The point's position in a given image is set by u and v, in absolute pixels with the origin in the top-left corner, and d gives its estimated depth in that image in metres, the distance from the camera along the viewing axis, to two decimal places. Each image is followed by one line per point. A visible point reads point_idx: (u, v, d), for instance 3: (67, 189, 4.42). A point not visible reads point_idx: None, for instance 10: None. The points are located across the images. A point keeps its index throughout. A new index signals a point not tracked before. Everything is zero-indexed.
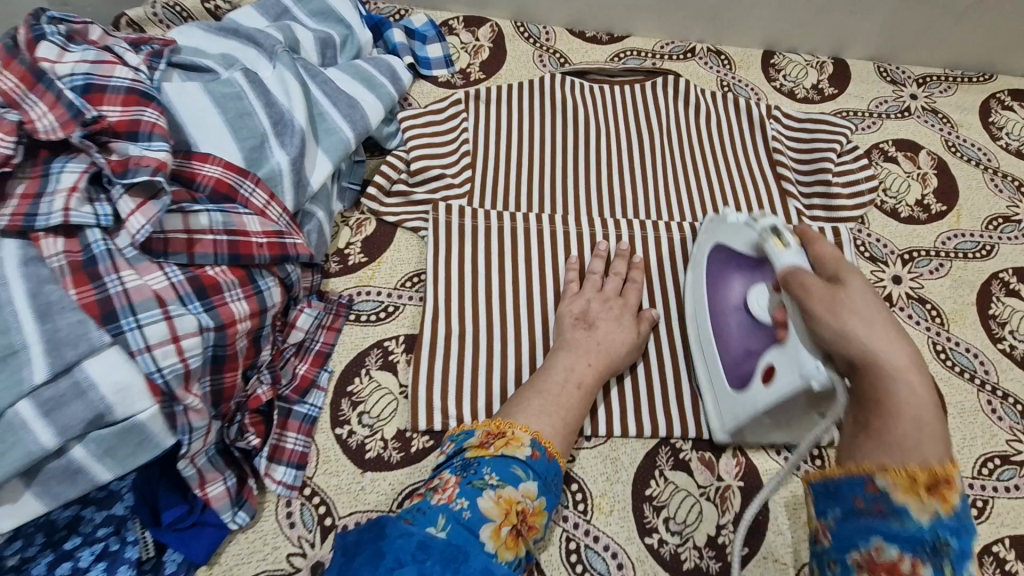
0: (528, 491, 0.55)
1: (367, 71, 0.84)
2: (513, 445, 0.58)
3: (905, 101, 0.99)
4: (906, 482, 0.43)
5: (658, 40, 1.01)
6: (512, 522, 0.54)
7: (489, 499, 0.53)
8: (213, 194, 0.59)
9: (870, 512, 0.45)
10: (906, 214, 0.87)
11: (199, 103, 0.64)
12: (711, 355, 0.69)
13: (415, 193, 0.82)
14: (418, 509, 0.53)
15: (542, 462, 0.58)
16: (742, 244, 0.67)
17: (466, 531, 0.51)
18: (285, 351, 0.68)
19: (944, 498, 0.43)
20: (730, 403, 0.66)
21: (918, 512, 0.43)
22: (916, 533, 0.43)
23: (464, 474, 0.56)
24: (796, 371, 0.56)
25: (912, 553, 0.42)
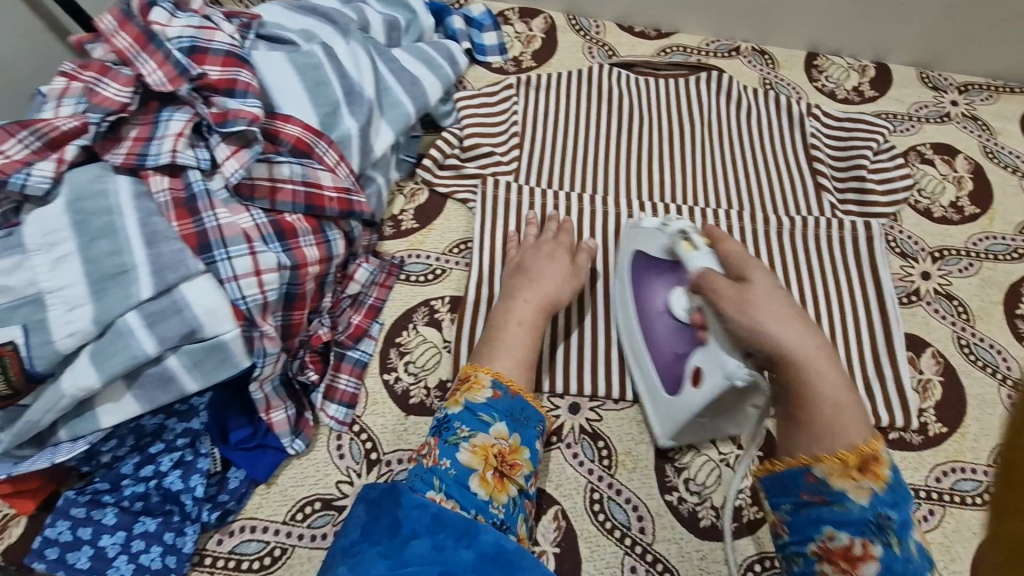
0: (500, 432, 0.60)
1: (428, 53, 0.90)
2: (475, 389, 0.62)
3: (945, 107, 1.00)
4: (841, 467, 0.50)
5: (704, 38, 1.05)
6: (493, 465, 0.58)
7: (467, 451, 0.58)
8: (293, 151, 0.65)
9: (815, 501, 0.51)
10: (939, 214, 0.89)
11: (282, 71, 0.71)
12: (645, 364, 0.71)
13: (466, 168, 0.88)
14: (414, 477, 0.57)
15: (504, 401, 0.62)
16: (657, 249, 0.70)
17: (460, 486, 0.56)
18: (343, 301, 0.74)
19: (875, 475, 0.50)
20: (668, 408, 0.68)
21: (856, 494, 0.50)
22: (860, 515, 0.49)
23: (438, 432, 0.60)
24: (719, 372, 0.59)
25: (861, 535, 0.49)
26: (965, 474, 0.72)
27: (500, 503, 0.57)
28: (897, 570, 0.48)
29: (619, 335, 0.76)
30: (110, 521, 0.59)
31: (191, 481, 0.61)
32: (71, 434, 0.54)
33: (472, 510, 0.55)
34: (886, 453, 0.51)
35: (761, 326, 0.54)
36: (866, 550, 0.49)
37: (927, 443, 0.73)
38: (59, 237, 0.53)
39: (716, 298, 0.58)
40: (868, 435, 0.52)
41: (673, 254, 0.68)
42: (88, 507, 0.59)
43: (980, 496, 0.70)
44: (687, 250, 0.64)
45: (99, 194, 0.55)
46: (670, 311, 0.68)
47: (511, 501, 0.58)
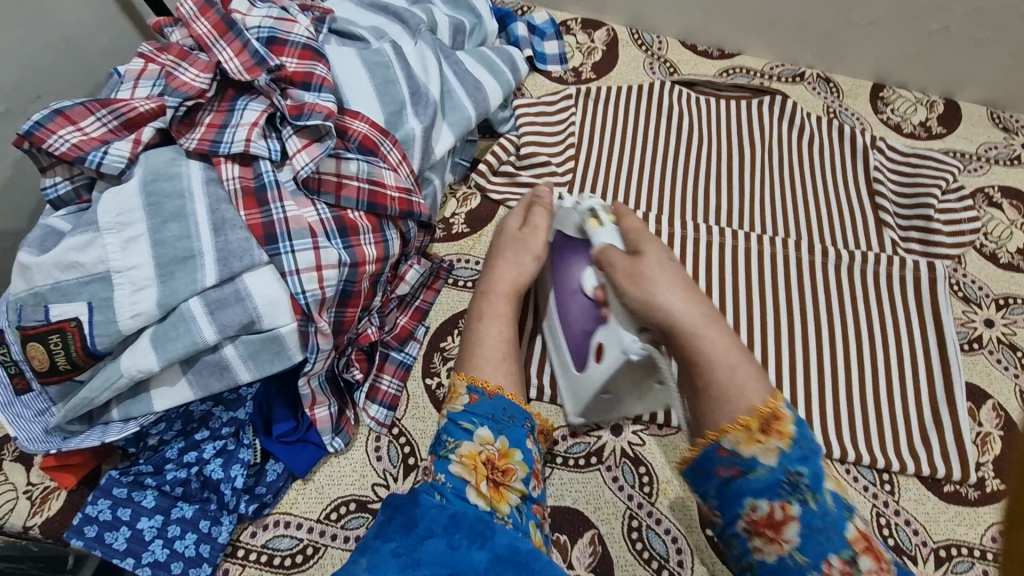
0: (484, 439, 0.58)
1: (491, 58, 0.90)
2: (450, 400, 0.61)
3: (1016, 149, 0.97)
4: (745, 433, 0.52)
5: (768, 61, 1.03)
6: (486, 473, 0.56)
7: (456, 464, 0.57)
8: (360, 147, 0.65)
9: (731, 474, 0.53)
10: (1006, 260, 0.86)
11: (353, 67, 0.71)
12: (557, 340, 0.71)
13: (521, 175, 0.87)
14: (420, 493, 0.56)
15: (482, 403, 0.60)
16: (569, 227, 0.69)
17: (459, 498, 0.54)
18: (391, 301, 0.73)
19: (779, 432, 0.52)
20: (575, 382, 0.69)
21: (765, 455, 0.51)
22: (772, 476, 0.51)
23: (433, 450, 0.59)
24: (617, 346, 0.62)
25: (777, 497, 0.50)
26: None
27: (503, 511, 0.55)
28: (815, 525, 0.49)
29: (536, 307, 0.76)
30: (149, 503, 0.59)
31: (231, 471, 0.61)
32: (122, 415, 0.54)
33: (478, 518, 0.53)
34: (786, 409, 0.53)
35: (658, 302, 0.58)
36: (786, 512, 0.50)
37: (984, 499, 0.70)
38: (132, 218, 0.53)
39: (613, 275, 0.61)
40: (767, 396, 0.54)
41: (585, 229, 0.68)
42: (130, 488, 0.59)
43: None
44: (595, 227, 0.66)
45: (173, 177, 0.55)
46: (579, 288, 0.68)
47: (515, 508, 0.56)
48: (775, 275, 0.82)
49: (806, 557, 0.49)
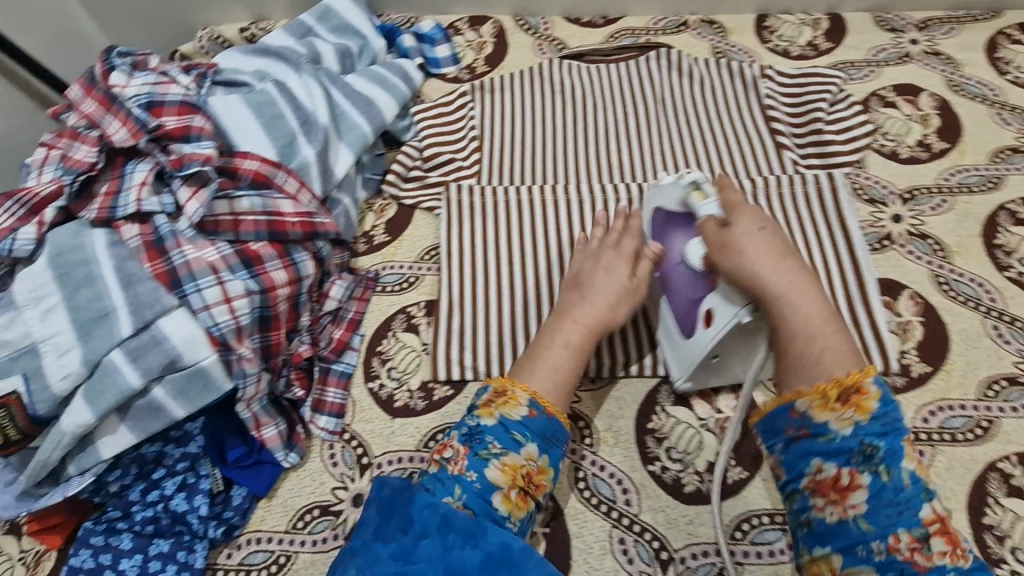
0: (529, 454, 0.60)
1: (381, 74, 0.95)
2: (510, 404, 0.62)
3: (905, 47, 0.99)
4: (821, 400, 0.54)
5: (651, 17, 1.07)
6: (519, 485, 0.59)
7: (496, 468, 0.59)
8: (253, 183, 0.70)
9: (800, 436, 0.55)
10: (906, 155, 0.88)
11: (239, 111, 0.76)
12: (665, 313, 0.72)
13: (430, 177, 0.92)
14: (437, 480, 0.59)
15: (540, 421, 0.61)
16: (669, 202, 0.71)
17: (481, 500, 0.57)
18: (323, 319, 0.79)
19: (859, 406, 0.53)
20: (681, 350, 0.69)
21: (839, 425, 0.54)
22: (843, 445, 0.53)
23: (470, 442, 0.60)
24: (727, 309, 0.63)
25: (847, 466, 0.53)
26: (954, 411, 0.70)
27: (518, 521, 0.58)
28: (885, 497, 0.51)
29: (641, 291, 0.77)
30: (127, 545, 0.64)
31: (195, 501, 0.65)
32: (78, 469, 0.60)
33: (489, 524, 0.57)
34: (872, 386, 0.54)
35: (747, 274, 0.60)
36: (854, 479, 0.52)
37: (911, 385, 0.72)
38: (45, 291, 0.58)
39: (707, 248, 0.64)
40: (853, 369, 0.55)
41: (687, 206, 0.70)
42: (106, 535, 0.65)
43: (973, 432, 0.69)
44: (699, 200, 0.68)
45: (78, 247, 0.60)
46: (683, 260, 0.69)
47: (528, 517, 0.60)
48: None
49: (871, 525, 0.51)
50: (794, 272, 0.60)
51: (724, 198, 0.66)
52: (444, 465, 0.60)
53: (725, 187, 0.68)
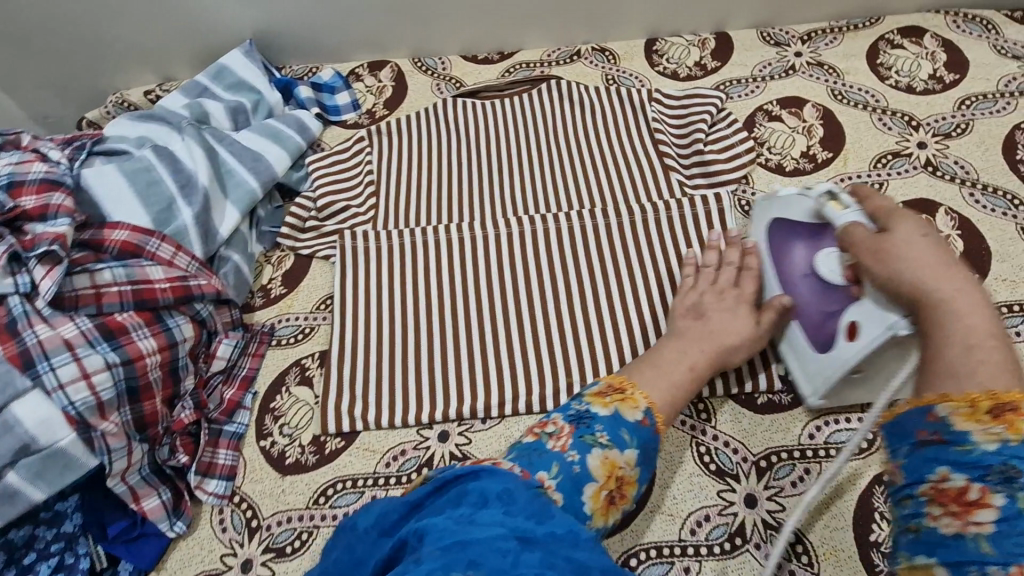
0: (630, 459, 0.59)
1: (275, 127, 0.96)
2: (629, 404, 0.62)
3: (789, 60, 1.01)
4: (967, 407, 0.41)
5: (545, 50, 1.09)
6: (611, 485, 0.57)
7: (598, 457, 0.57)
8: (120, 253, 0.70)
9: (932, 441, 0.42)
10: (791, 167, 0.89)
11: (113, 179, 0.77)
12: (791, 327, 0.71)
13: (327, 226, 0.92)
14: (535, 450, 0.57)
15: (646, 431, 0.61)
16: (800, 214, 0.69)
17: (574, 484, 0.55)
18: (212, 380, 0.78)
19: (1014, 423, 0.39)
20: (815, 366, 0.68)
21: (982, 436, 0.40)
22: (982, 459, 0.39)
23: (577, 424, 0.60)
24: (878, 323, 0.58)
25: (982, 482, 0.39)
26: (840, 424, 0.70)
27: (596, 525, 0.56)
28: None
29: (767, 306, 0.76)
30: None
31: None
32: None
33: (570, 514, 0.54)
34: None
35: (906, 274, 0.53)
36: (986, 497, 0.39)
37: (797, 401, 0.72)
38: None
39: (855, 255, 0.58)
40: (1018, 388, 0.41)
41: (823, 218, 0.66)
42: None
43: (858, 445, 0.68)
44: (836, 209, 0.63)
45: None
46: (815, 272, 0.67)
47: (602, 528, 0.57)
48: (575, 246, 0.86)
49: (996, 551, 0.37)
50: (965, 282, 0.50)
51: (870, 207, 0.61)
52: (543, 438, 0.59)
53: (868, 196, 0.62)
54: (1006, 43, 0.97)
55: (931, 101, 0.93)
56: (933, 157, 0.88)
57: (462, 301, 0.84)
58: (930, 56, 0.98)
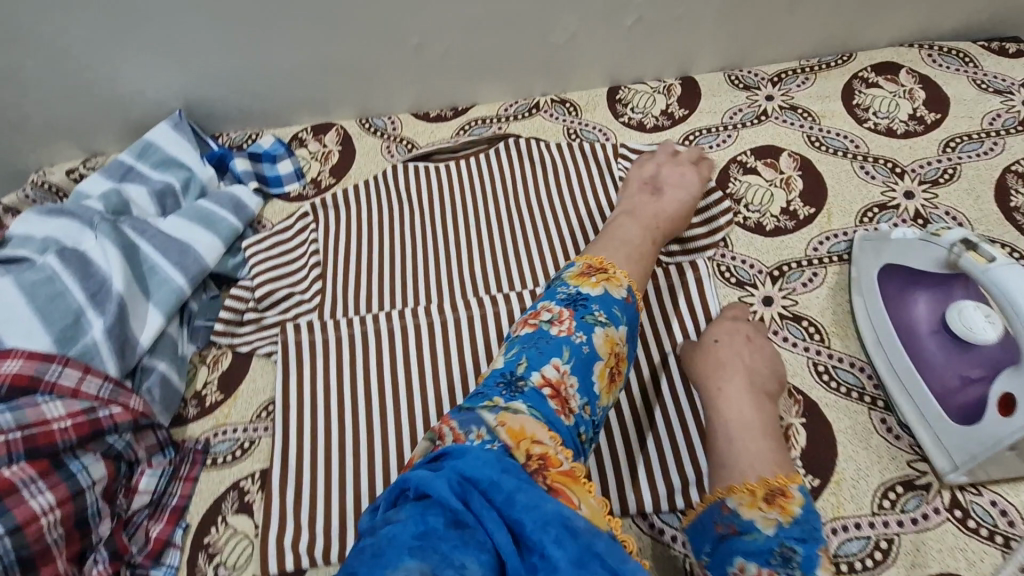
0: (625, 335, 0.60)
1: (206, 209, 0.87)
2: (614, 283, 0.63)
3: (760, 104, 0.94)
4: (749, 498, 0.55)
5: (501, 104, 1.02)
6: (612, 363, 0.58)
7: (601, 335, 0.58)
8: (9, 392, 0.61)
9: (728, 534, 0.55)
10: (772, 226, 0.82)
11: (8, 296, 0.68)
12: (916, 389, 0.64)
13: (267, 318, 0.83)
14: (540, 339, 0.58)
15: (633, 307, 0.63)
16: (924, 263, 0.65)
17: (585, 365, 0.56)
18: (135, 517, 0.68)
19: (783, 507, 0.54)
20: (954, 436, 0.61)
21: (764, 523, 0.54)
22: (766, 544, 0.53)
23: (574, 305, 0.60)
24: None
25: (767, 565, 0.52)
26: (849, 533, 0.62)
27: (604, 403, 0.58)
28: None
29: (873, 363, 0.70)
30: None
31: None
32: None
33: (581, 399, 0.55)
34: (796, 489, 0.55)
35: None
36: None
37: None
38: None
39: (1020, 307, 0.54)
40: (779, 473, 0.57)
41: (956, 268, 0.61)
42: None
43: (872, 557, 0.60)
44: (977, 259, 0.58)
45: None
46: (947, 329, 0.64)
47: (608, 406, 0.59)
48: None
49: None
50: None
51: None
52: (543, 327, 0.59)
53: None
54: (985, 77, 0.92)
55: (914, 144, 0.87)
56: (922, 209, 0.81)
57: (421, 398, 0.75)
58: (909, 94, 0.92)
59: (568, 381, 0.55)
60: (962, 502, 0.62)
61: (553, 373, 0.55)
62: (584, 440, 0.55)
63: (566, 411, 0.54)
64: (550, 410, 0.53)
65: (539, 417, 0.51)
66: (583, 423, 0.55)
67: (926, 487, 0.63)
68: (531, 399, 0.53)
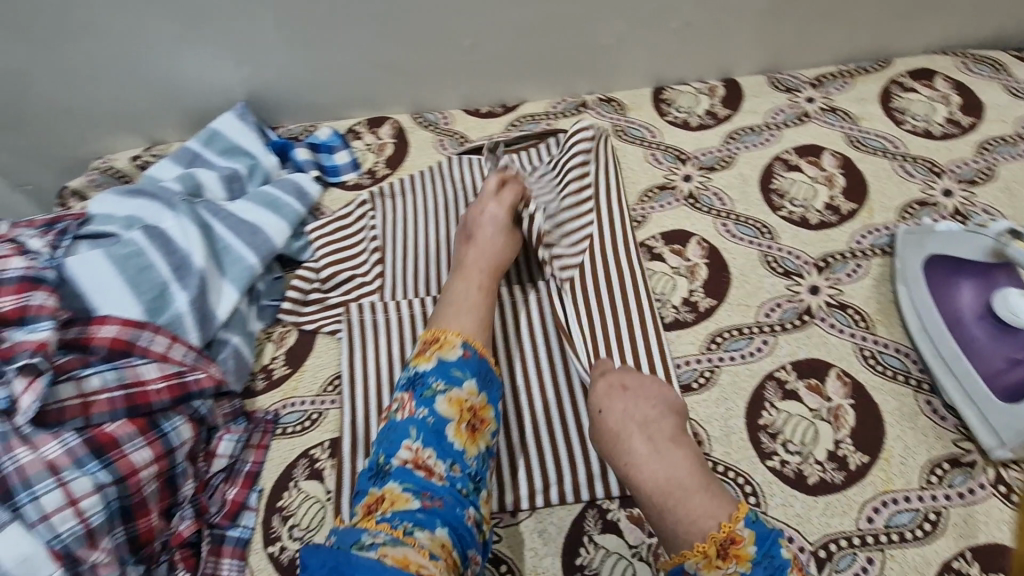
0: (471, 388, 0.66)
1: (272, 194, 0.91)
2: (445, 347, 0.67)
3: (801, 106, 0.98)
4: (705, 560, 0.55)
5: (550, 101, 1.06)
6: (466, 418, 0.64)
7: (444, 402, 0.64)
8: (109, 353, 0.64)
9: None
10: (816, 220, 0.86)
11: (100, 268, 0.71)
12: (963, 372, 0.68)
13: (331, 298, 0.87)
14: (391, 429, 0.64)
15: (473, 359, 0.67)
16: (970, 252, 0.71)
17: (435, 433, 0.62)
18: (213, 480, 0.71)
19: (738, 555, 0.55)
20: (1004, 413, 0.65)
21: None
22: None
23: (412, 388, 0.65)
24: None
25: None
26: (900, 505, 0.65)
27: (474, 454, 0.64)
28: None
29: (917, 348, 0.73)
30: None
31: None
32: None
33: (445, 462, 0.62)
34: (741, 528, 0.56)
35: None
36: None
37: (850, 479, 0.67)
38: None
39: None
40: (723, 519, 0.57)
41: (1005, 256, 0.69)
42: None
43: (920, 528, 0.64)
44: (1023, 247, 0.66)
45: None
46: (992, 314, 0.68)
47: (481, 454, 0.64)
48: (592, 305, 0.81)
49: None
50: None
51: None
52: (392, 415, 0.65)
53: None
54: (1019, 84, 0.96)
55: (950, 146, 0.91)
56: (961, 207, 0.85)
57: None
58: (944, 99, 0.96)
59: (425, 453, 0.62)
60: (1007, 478, 0.66)
61: (409, 453, 0.62)
62: (466, 493, 0.61)
63: (434, 476, 0.61)
64: (419, 480, 0.60)
65: (408, 490, 0.59)
66: (459, 479, 0.62)
67: (971, 464, 0.67)
68: (400, 476, 0.61)
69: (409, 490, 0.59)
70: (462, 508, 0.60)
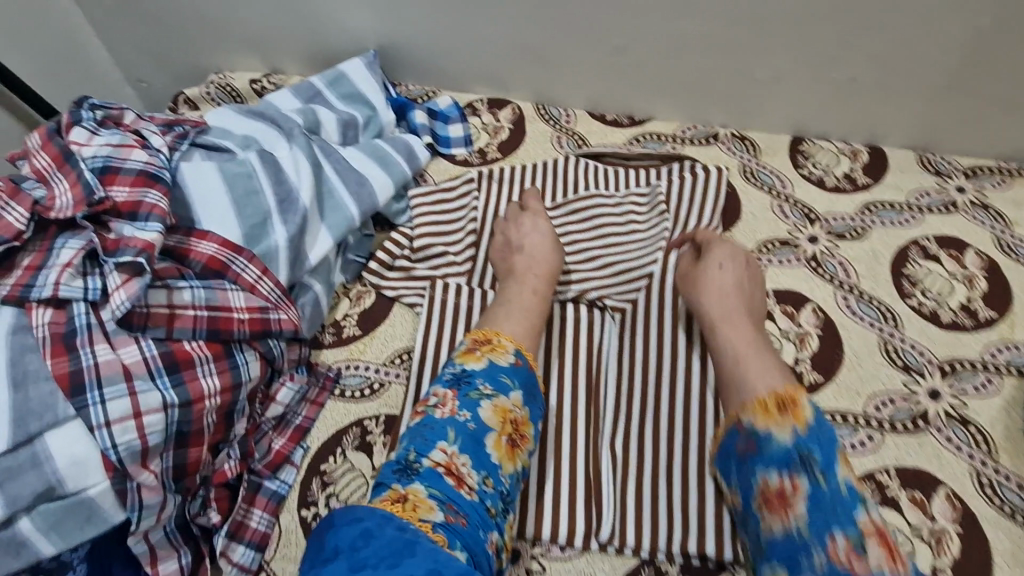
0: (517, 399, 0.65)
1: (383, 150, 0.88)
2: (497, 350, 0.68)
3: (950, 194, 0.91)
4: (763, 411, 0.61)
5: (679, 124, 1.00)
6: (508, 430, 0.63)
7: (488, 408, 0.63)
8: (203, 271, 0.62)
9: (749, 451, 0.61)
10: (948, 319, 0.79)
11: (210, 181, 0.69)
12: None
13: (417, 269, 0.83)
14: (426, 425, 0.62)
15: (522, 369, 0.67)
16: None
17: (473, 441, 0.61)
18: (263, 425, 0.69)
19: (796, 416, 0.60)
20: None
21: (780, 432, 0.59)
22: (784, 452, 0.58)
23: (457, 386, 0.64)
24: None
25: (786, 470, 0.57)
26: None
27: (508, 470, 0.62)
28: (823, 503, 0.55)
29: None
30: None
31: None
32: None
33: (478, 472, 0.59)
34: (805, 400, 0.61)
35: None
36: (795, 488, 0.57)
37: None
38: None
39: None
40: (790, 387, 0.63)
41: None
42: None
43: None
44: None
45: None
46: None
47: (517, 472, 0.63)
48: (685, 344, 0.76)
49: (812, 531, 0.54)
50: None
51: None
52: (430, 411, 0.63)
53: None
54: None
55: None
56: None
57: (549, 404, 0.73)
58: None
59: (460, 459, 0.59)
60: None
61: (443, 455, 0.59)
62: (493, 513, 0.59)
63: (463, 487, 0.58)
64: (448, 486, 0.57)
65: (434, 497, 0.55)
66: (489, 496, 0.59)
67: None
68: (428, 478, 0.57)
69: (433, 496, 0.55)
70: (485, 530, 0.57)
